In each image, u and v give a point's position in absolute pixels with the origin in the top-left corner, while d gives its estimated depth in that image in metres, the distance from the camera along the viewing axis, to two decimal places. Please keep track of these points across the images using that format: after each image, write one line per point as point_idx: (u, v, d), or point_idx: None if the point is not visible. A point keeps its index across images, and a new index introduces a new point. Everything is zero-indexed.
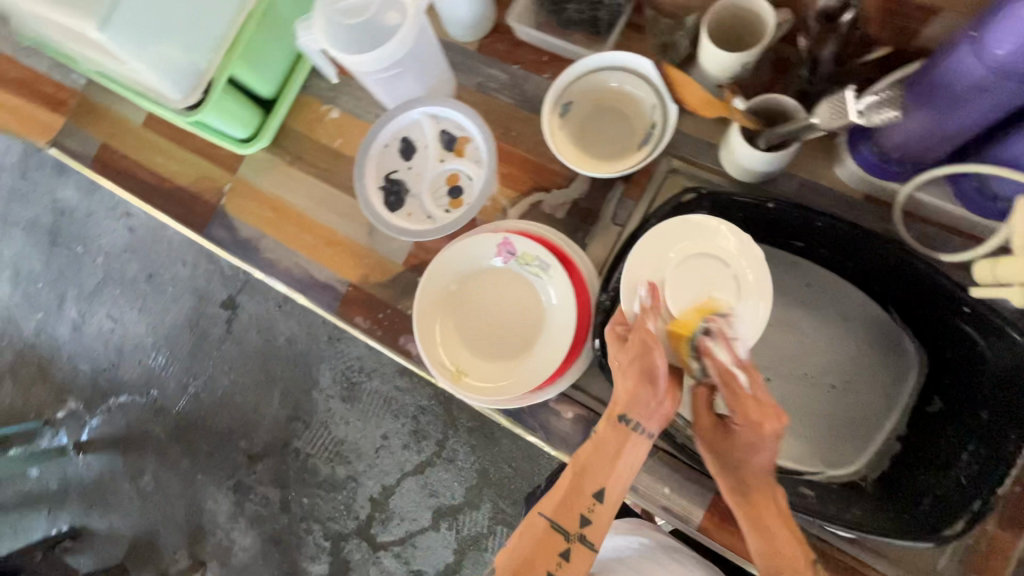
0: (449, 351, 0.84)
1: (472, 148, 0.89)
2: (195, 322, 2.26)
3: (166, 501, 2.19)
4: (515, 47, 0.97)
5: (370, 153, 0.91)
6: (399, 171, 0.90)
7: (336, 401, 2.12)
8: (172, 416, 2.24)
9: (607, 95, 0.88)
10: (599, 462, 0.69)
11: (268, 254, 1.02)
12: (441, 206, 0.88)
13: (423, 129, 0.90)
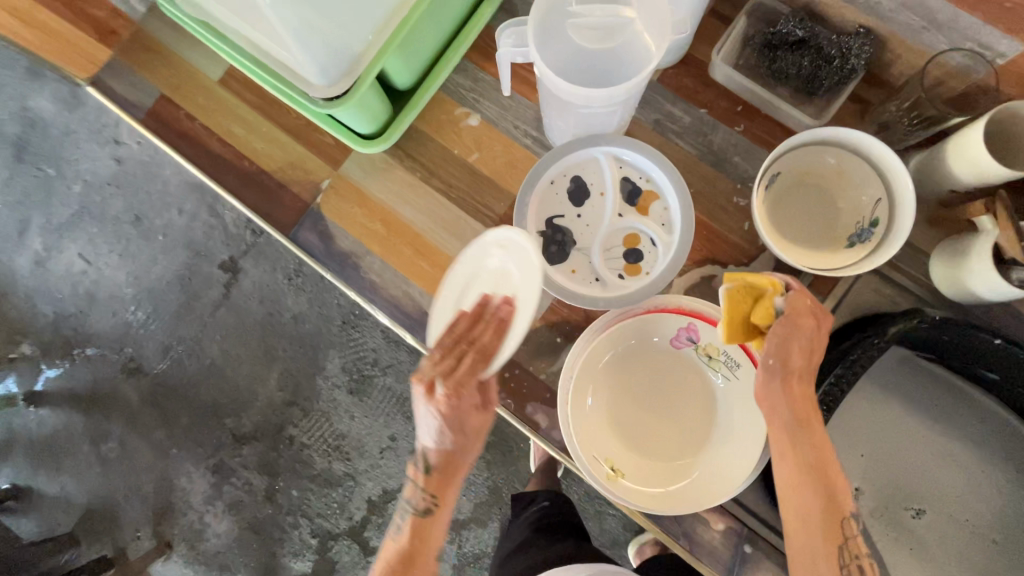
0: (600, 439, 0.74)
1: (659, 207, 0.75)
2: (189, 276, 1.51)
3: (133, 472, 1.50)
4: (706, 87, 0.83)
5: (534, 189, 0.76)
6: (566, 217, 0.76)
7: (341, 393, 1.44)
8: (151, 381, 1.51)
9: (821, 171, 0.75)
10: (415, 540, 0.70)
11: (372, 276, 0.85)
12: (615, 270, 0.74)
13: (601, 172, 0.76)
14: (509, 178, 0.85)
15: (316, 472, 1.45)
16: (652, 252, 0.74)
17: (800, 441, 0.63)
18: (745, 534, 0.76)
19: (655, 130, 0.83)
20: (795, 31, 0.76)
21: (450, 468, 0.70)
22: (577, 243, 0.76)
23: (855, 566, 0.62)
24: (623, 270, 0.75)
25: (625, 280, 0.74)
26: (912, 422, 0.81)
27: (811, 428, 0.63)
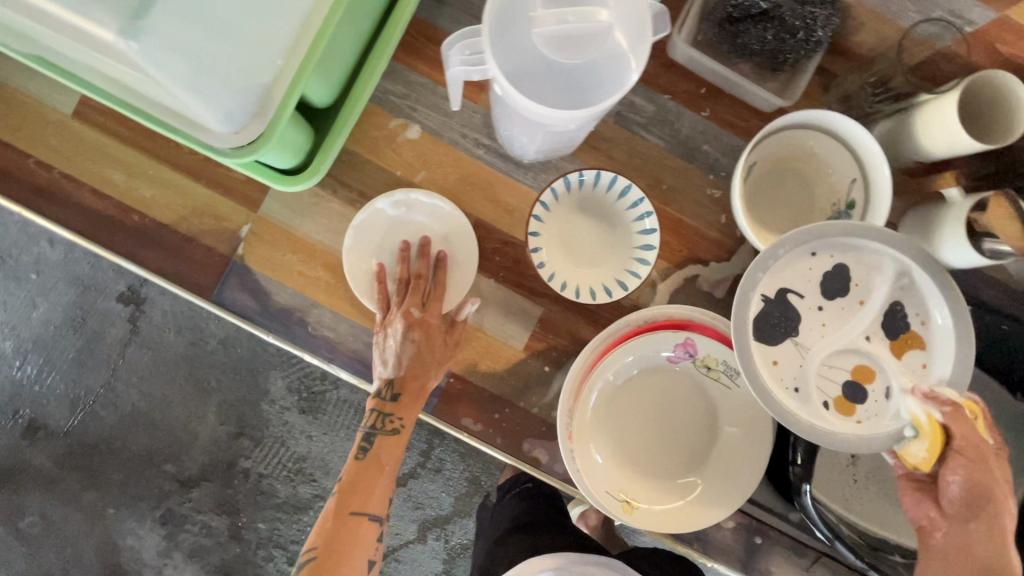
0: (610, 473, 0.70)
1: (916, 360, 0.59)
2: (83, 317, 1.23)
3: (61, 544, 1.27)
4: (665, 70, 0.76)
5: (785, 252, 0.59)
6: (804, 300, 0.60)
7: (293, 415, 1.24)
8: (66, 442, 1.26)
9: (796, 155, 0.72)
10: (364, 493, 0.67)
11: (324, 330, 0.74)
12: (825, 394, 0.60)
13: (875, 279, 0.60)
14: (466, 195, 0.75)
15: (280, 502, 1.26)
16: (876, 400, 0.59)
17: (953, 537, 0.54)
18: (755, 526, 0.77)
19: (619, 124, 0.76)
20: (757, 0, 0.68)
21: (412, 393, 0.70)
22: (800, 338, 0.60)
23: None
24: (831, 400, 0.60)
25: (830, 412, 0.59)
26: None
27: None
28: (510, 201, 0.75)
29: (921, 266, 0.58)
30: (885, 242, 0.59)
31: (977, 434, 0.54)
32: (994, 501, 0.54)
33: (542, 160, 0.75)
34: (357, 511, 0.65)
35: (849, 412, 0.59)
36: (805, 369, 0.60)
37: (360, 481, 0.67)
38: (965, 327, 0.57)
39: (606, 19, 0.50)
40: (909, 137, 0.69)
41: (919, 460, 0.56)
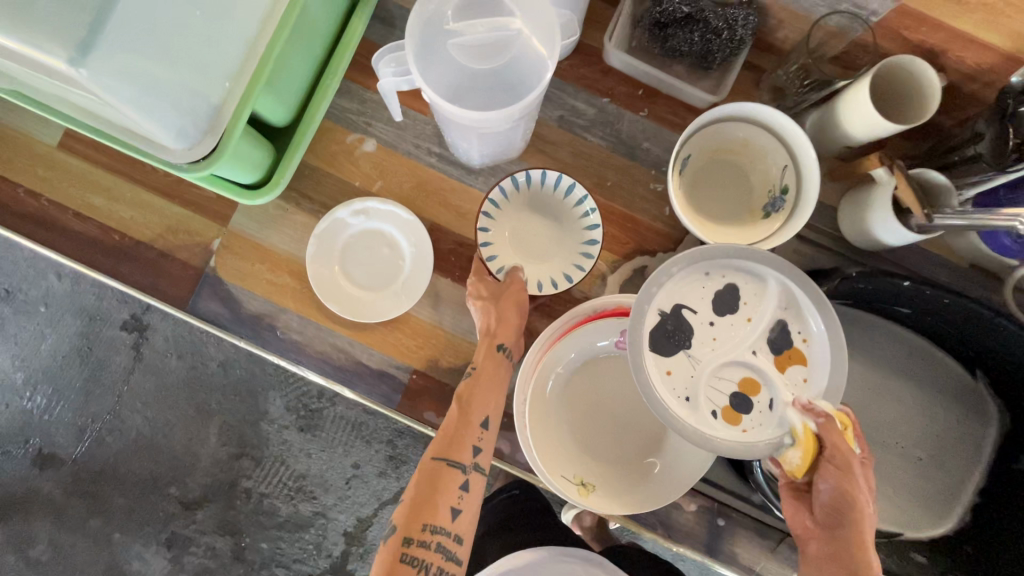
0: (563, 457, 0.72)
1: (798, 375, 0.59)
2: (87, 346, 1.28)
3: (73, 568, 1.31)
4: (603, 75, 0.81)
5: (676, 271, 0.61)
6: (697, 315, 0.61)
7: (292, 434, 1.27)
8: (73, 469, 1.31)
9: (728, 147, 0.77)
10: (487, 392, 0.70)
11: (293, 335, 0.78)
12: (712, 402, 0.60)
13: (763, 298, 0.61)
14: (421, 202, 0.79)
15: (281, 521, 1.29)
16: (761, 411, 0.59)
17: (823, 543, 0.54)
18: (717, 508, 0.79)
19: (563, 127, 0.80)
20: (678, 6, 0.72)
21: (487, 342, 0.71)
22: (691, 352, 0.61)
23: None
24: (719, 408, 0.60)
25: (716, 420, 0.60)
26: (844, 364, 0.84)
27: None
28: (462, 205, 0.80)
29: (802, 285, 0.60)
30: (769, 264, 0.61)
31: (845, 444, 0.55)
32: (856, 510, 0.53)
33: (491, 165, 0.79)
34: (439, 457, 0.65)
35: (736, 421, 0.59)
36: (697, 379, 0.60)
37: (481, 392, 0.69)
38: (838, 339, 0.59)
39: (517, 27, 0.55)
40: (835, 122, 0.73)
41: (794, 467, 0.57)
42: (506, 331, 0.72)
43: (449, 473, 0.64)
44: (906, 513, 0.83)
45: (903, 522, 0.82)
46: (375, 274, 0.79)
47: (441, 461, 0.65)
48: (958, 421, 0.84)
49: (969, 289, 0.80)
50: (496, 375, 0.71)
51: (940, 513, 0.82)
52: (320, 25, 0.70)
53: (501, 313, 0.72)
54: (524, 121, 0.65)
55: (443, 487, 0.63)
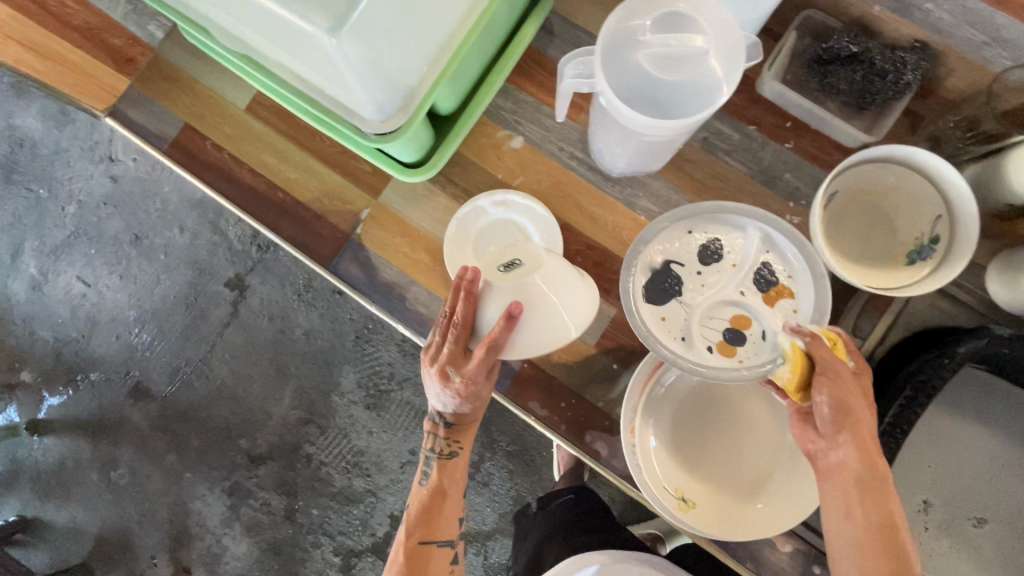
0: (668, 472, 0.73)
1: (786, 305, 0.70)
2: (195, 294, 1.40)
3: (144, 497, 1.41)
4: (753, 103, 0.82)
5: (666, 229, 0.73)
6: (685, 268, 0.72)
7: (359, 409, 1.34)
8: (161, 405, 1.41)
9: (877, 189, 0.75)
10: (453, 481, 0.80)
11: (418, 307, 0.83)
12: (707, 339, 0.70)
13: (744, 244, 0.72)
14: (556, 201, 0.83)
15: (334, 492, 1.35)
16: (754, 341, 0.69)
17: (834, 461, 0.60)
18: (816, 556, 0.75)
19: (704, 148, 0.82)
20: (847, 45, 0.75)
21: (468, 423, 0.80)
22: (684, 297, 0.71)
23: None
24: (715, 344, 0.70)
25: (713, 353, 0.69)
26: (981, 436, 0.80)
27: (876, 476, 0.59)
28: (595, 210, 0.83)
29: (776, 229, 0.71)
30: (751, 220, 0.72)
31: (832, 355, 0.60)
32: (853, 411, 0.60)
33: (629, 176, 0.82)
34: (425, 541, 0.76)
35: (732, 351, 0.69)
36: (691, 321, 0.71)
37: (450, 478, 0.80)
38: (818, 274, 0.70)
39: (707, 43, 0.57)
40: (1002, 179, 0.70)
41: (785, 380, 0.62)
42: (477, 416, 0.80)
43: (439, 553, 0.77)
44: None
45: None
46: None
47: (432, 543, 0.76)
48: None
49: None
50: (468, 455, 0.81)
51: None
52: (500, 26, 0.75)
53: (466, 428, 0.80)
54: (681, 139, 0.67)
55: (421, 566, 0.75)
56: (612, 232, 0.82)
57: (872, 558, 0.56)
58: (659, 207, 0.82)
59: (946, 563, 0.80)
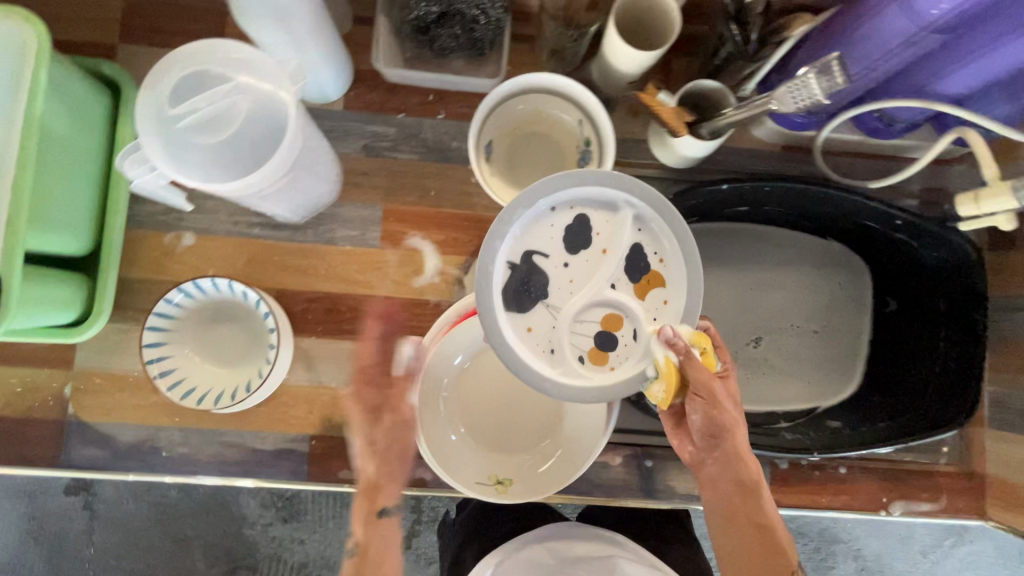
0: (480, 462, 0.74)
1: (658, 298, 0.61)
2: (39, 525, 1.07)
3: None
4: (391, 93, 0.82)
5: (525, 210, 0.60)
6: (551, 260, 0.60)
7: (277, 528, 1.09)
8: None
9: (521, 122, 0.79)
10: (380, 545, 0.65)
11: (177, 449, 0.76)
12: (577, 348, 0.61)
13: (614, 223, 0.61)
14: (259, 273, 0.79)
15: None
16: (628, 344, 0.60)
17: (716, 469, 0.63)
18: (642, 453, 0.81)
19: (369, 155, 0.81)
20: (427, 9, 0.75)
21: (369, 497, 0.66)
22: (552, 298, 0.60)
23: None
24: (585, 353, 0.61)
25: (584, 365, 0.60)
26: (711, 273, 0.89)
27: (754, 483, 0.63)
28: (302, 263, 0.79)
29: (647, 200, 0.60)
30: (613, 181, 0.60)
31: (706, 371, 0.58)
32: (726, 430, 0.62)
33: (314, 215, 0.80)
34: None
35: (599, 360, 0.60)
36: (559, 329, 0.60)
37: (372, 564, 0.63)
38: (688, 254, 0.61)
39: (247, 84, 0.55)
40: (609, 65, 0.76)
41: (660, 399, 0.59)
42: (387, 496, 0.67)
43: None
44: (817, 385, 0.88)
45: (816, 397, 0.87)
46: (232, 354, 0.74)
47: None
48: (835, 284, 0.90)
49: (787, 170, 0.85)
50: (361, 529, 0.65)
51: (847, 373, 0.88)
52: (81, 144, 0.68)
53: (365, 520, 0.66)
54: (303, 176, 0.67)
55: None
56: (328, 274, 0.79)
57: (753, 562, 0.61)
58: (358, 229, 0.80)
59: (748, 392, 0.87)
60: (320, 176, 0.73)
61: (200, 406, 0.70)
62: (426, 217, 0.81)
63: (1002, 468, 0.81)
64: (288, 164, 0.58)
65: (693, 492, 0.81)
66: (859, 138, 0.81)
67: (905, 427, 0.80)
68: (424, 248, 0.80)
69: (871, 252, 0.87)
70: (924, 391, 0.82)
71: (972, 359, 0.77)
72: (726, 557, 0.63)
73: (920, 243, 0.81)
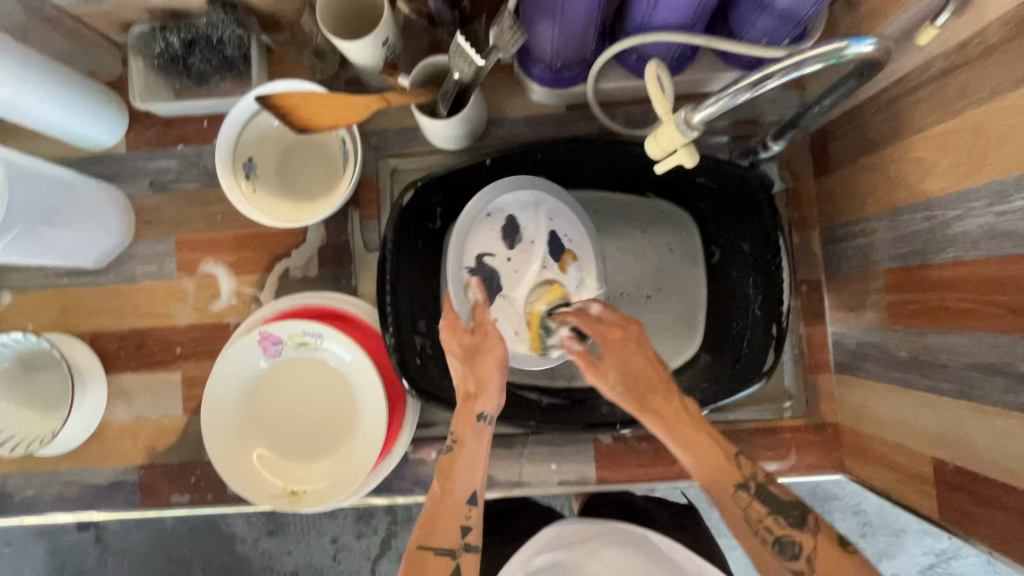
0: (279, 473, 0.74)
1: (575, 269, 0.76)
2: (61, 559, 1.13)
3: None
4: (167, 126, 0.84)
5: (461, 225, 0.76)
6: (496, 256, 0.76)
7: (266, 541, 1.12)
8: None
9: (281, 131, 0.79)
10: (452, 470, 0.63)
11: (24, 493, 0.82)
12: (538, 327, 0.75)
13: (532, 218, 0.77)
14: (72, 320, 0.83)
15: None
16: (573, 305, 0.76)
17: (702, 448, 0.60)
18: None
19: (156, 190, 0.84)
20: (171, 40, 0.75)
21: (467, 403, 0.65)
22: (507, 289, 0.76)
23: (764, 529, 0.57)
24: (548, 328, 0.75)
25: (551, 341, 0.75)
26: None
27: (720, 477, 0.59)
28: (109, 304, 0.83)
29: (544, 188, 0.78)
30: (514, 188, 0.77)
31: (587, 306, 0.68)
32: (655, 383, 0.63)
33: (112, 257, 0.83)
34: (423, 546, 0.59)
35: None
36: (520, 318, 0.75)
37: (442, 498, 0.62)
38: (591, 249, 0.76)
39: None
40: None
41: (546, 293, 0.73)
42: (460, 462, 0.63)
43: (437, 565, 0.58)
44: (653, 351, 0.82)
45: None
46: (51, 400, 0.80)
47: (428, 550, 0.59)
48: (665, 243, 0.84)
49: (575, 130, 0.80)
50: (477, 443, 0.63)
51: (689, 337, 0.82)
52: None
53: (468, 411, 0.64)
54: (57, 229, 0.72)
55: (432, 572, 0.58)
56: (134, 310, 0.83)
57: (713, 466, 0.59)
58: (155, 264, 0.83)
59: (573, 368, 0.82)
60: (96, 224, 0.77)
61: (13, 454, 0.75)
62: (216, 241, 0.82)
63: (849, 416, 0.73)
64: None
65: (515, 479, 0.78)
66: (636, 83, 0.74)
67: (727, 384, 0.73)
68: (218, 272, 0.82)
69: (687, 199, 0.81)
70: (740, 343, 0.75)
71: (774, 301, 0.70)
72: (754, 528, 0.58)
73: (719, 183, 0.74)
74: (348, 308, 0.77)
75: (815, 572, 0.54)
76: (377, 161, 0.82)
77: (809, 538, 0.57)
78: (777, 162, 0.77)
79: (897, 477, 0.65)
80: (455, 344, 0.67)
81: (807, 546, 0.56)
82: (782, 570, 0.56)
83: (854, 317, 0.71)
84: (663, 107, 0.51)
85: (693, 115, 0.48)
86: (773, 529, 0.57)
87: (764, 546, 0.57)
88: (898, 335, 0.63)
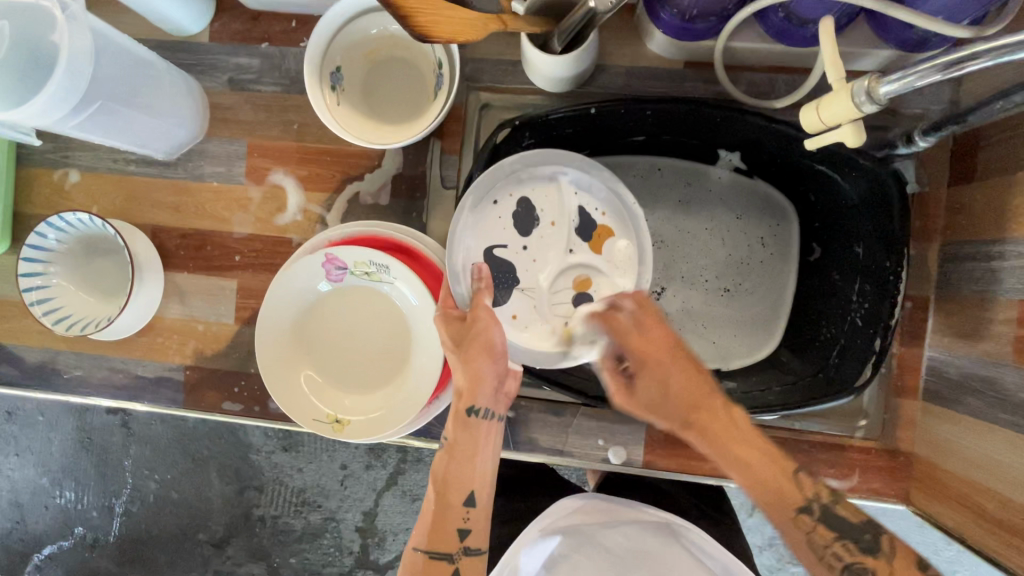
0: (325, 399, 0.73)
1: (610, 246, 0.71)
2: (87, 436, 1.13)
3: None
4: (254, 21, 0.79)
5: (472, 213, 0.69)
6: (509, 247, 0.70)
7: (279, 457, 1.10)
8: (113, 548, 1.18)
9: (376, 46, 0.73)
10: (457, 468, 0.61)
11: (72, 372, 0.83)
12: (562, 316, 0.69)
13: (555, 197, 0.70)
14: (135, 208, 0.81)
15: (300, 535, 1.12)
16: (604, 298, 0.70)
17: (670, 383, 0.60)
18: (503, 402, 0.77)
19: (236, 90, 0.80)
20: None
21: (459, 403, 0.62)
22: (523, 280, 0.70)
23: (785, 492, 0.55)
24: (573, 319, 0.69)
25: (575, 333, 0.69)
26: None
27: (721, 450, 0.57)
28: (171, 199, 0.81)
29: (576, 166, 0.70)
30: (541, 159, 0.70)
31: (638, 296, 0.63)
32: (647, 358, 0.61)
33: (184, 151, 0.80)
34: (423, 547, 0.59)
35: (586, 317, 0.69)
36: (540, 306, 0.69)
37: (458, 475, 0.61)
38: (630, 214, 0.71)
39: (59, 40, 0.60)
40: None
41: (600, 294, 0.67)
42: (482, 397, 0.62)
43: (436, 567, 0.59)
44: (718, 344, 0.76)
45: (711, 357, 0.76)
46: (109, 285, 0.79)
47: (426, 553, 0.59)
48: (758, 236, 0.77)
49: (688, 91, 0.72)
50: (473, 439, 0.62)
51: (764, 331, 0.76)
52: None
53: (473, 367, 0.61)
54: (144, 114, 0.71)
55: (444, 534, 0.59)
56: (199, 211, 0.81)
57: (732, 435, 0.57)
58: (224, 165, 0.80)
59: None
60: (176, 109, 0.75)
61: (68, 333, 0.75)
62: (289, 152, 0.79)
63: (929, 448, 0.68)
64: (80, 95, 0.62)
65: (557, 447, 0.75)
66: (775, 48, 0.66)
67: (804, 394, 0.69)
68: (287, 184, 0.79)
69: (797, 189, 0.74)
70: (828, 351, 0.71)
71: (880, 313, 0.65)
72: (769, 483, 0.56)
73: (841, 174, 0.67)
74: (413, 242, 0.73)
75: (831, 533, 0.53)
76: (469, 93, 0.76)
77: (824, 491, 0.55)
78: (911, 161, 0.70)
79: (977, 521, 0.60)
80: (446, 331, 0.62)
81: (819, 497, 0.55)
82: (801, 534, 0.54)
83: (964, 347, 0.64)
84: (834, 72, 0.48)
85: (877, 86, 0.45)
86: (819, 508, 0.54)
87: (794, 508, 0.54)
88: (1021, 373, 0.56)
